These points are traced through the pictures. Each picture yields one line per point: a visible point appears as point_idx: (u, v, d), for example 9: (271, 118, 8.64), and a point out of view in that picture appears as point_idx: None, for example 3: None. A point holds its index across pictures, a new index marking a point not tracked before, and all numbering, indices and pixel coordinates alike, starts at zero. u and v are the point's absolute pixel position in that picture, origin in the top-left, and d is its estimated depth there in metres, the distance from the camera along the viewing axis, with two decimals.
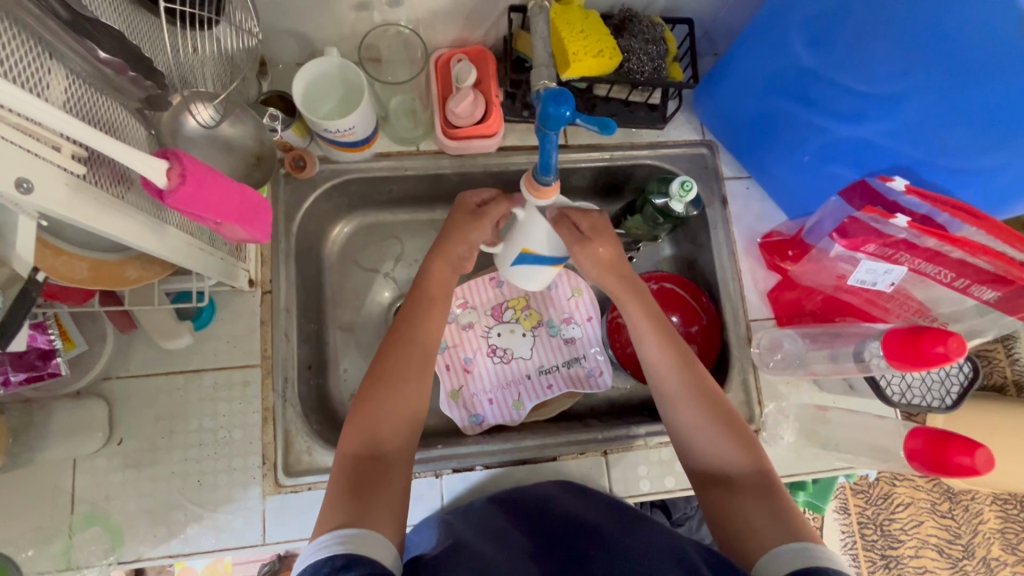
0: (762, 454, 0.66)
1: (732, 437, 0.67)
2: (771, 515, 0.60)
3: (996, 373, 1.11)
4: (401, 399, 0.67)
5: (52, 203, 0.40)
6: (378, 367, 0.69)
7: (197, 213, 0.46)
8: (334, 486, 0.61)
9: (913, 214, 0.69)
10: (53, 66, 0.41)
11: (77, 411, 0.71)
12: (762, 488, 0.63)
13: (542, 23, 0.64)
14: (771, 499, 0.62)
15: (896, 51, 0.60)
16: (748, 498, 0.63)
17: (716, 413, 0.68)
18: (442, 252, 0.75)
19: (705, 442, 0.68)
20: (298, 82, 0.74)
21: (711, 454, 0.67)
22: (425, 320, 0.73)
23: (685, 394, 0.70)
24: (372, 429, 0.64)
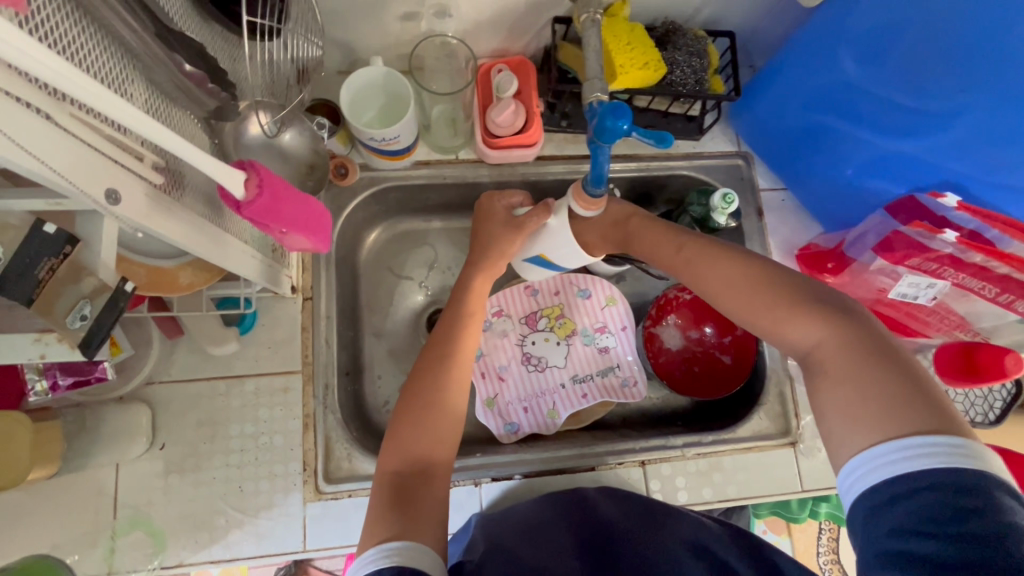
0: (851, 321, 0.55)
1: (806, 311, 0.58)
2: (865, 386, 0.50)
3: None
4: (444, 411, 0.67)
5: (136, 213, 0.40)
6: (422, 374, 0.69)
7: (268, 224, 0.47)
8: (376, 502, 0.61)
9: (962, 228, 0.69)
10: (134, 77, 0.41)
11: (121, 415, 0.71)
12: (856, 366, 0.52)
13: (595, 35, 0.65)
14: (864, 382, 0.50)
15: (950, 69, 0.60)
16: (839, 383, 0.52)
17: (788, 300, 0.59)
18: (476, 266, 0.77)
19: (783, 332, 0.59)
20: (346, 91, 0.75)
21: (794, 345, 0.59)
22: (460, 326, 0.73)
23: (743, 286, 0.62)
24: (417, 437, 0.65)
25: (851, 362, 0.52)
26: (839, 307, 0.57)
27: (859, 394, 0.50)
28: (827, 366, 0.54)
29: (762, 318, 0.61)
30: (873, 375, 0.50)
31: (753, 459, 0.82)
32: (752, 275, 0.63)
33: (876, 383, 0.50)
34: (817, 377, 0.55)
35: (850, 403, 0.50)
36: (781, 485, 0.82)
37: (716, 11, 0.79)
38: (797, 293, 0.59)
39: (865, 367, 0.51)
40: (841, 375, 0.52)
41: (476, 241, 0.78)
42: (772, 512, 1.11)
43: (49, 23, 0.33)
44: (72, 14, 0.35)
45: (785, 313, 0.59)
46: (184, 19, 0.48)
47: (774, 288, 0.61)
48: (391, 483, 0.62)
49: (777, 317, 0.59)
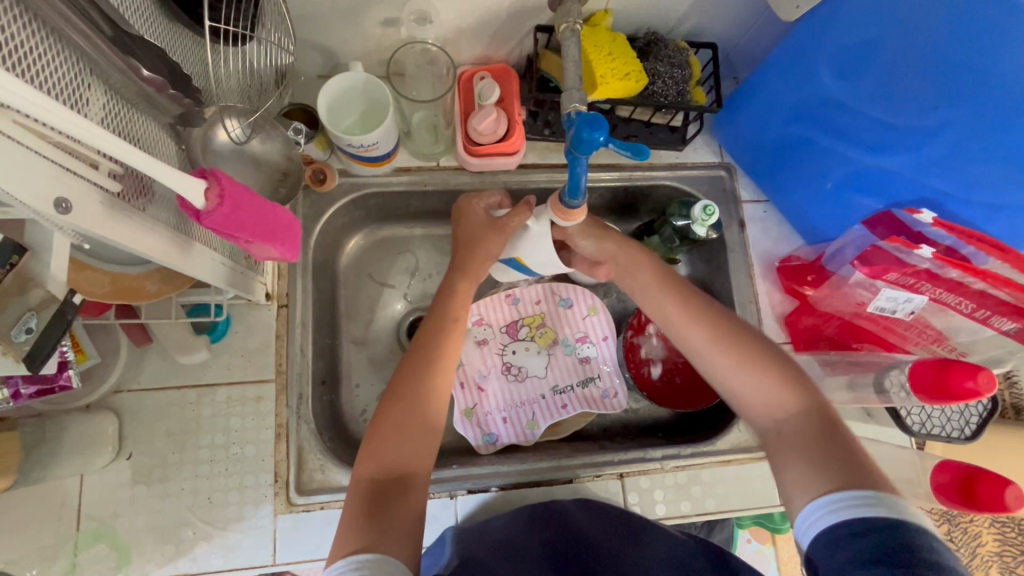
0: (813, 402, 0.61)
1: (778, 384, 0.62)
2: (827, 460, 0.55)
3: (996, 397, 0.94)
4: (421, 419, 0.66)
5: (90, 223, 0.38)
6: (393, 390, 0.67)
7: (230, 233, 0.46)
8: (351, 509, 0.59)
9: (938, 245, 0.69)
10: (91, 83, 0.40)
11: (86, 424, 0.69)
12: (821, 441, 0.56)
13: (573, 45, 0.65)
14: (829, 451, 0.55)
15: (927, 87, 0.60)
16: (804, 452, 0.56)
17: (765, 365, 0.63)
18: (462, 269, 0.75)
19: (757, 395, 0.62)
20: (324, 96, 0.74)
21: (765, 409, 0.62)
22: (440, 336, 0.71)
23: (727, 348, 0.65)
24: (386, 452, 0.63)
25: (818, 436, 0.57)
26: (808, 382, 0.62)
27: (823, 461, 0.54)
28: (796, 436, 0.58)
29: (738, 380, 0.64)
30: (836, 449, 0.55)
31: (732, 472, 0.81)
32: (734, 334, 0.66)
33: (836, 455, 0.55)
34: (783, 442, 0.59)
35: (813, 469, 0.54)
36: (760, 498, 0.81)
37: (698, 22, 0.79)
38: (773, 359, 0.64)
39: (828, 442, 0.56)
40: (808, 443, 0.57)
41: (459, 245, 0.77)
42: (754, 523, 1.10)
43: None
44: (22, 19, 0.34)
45: (762, 377, 0.62)
46: (148, 26, 0.47)
47: (753, 351, 0.64)
48: (368, 489, 0.61)
49: (753, 379, 0.63)
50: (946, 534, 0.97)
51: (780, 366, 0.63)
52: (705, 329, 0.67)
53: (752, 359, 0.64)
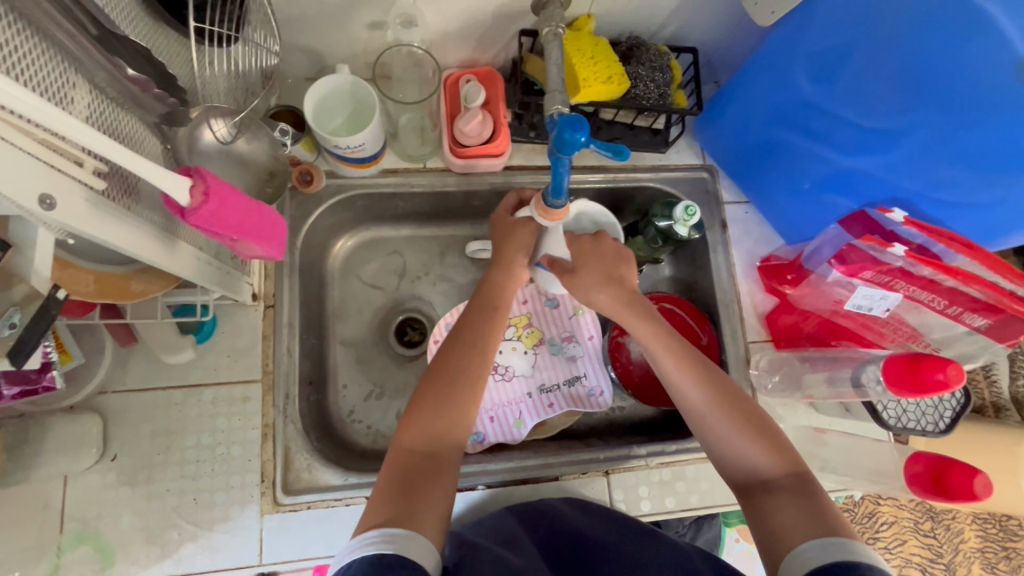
0: (789, 450, 0.64)
1: (758, 435, 0.65)
2: (814, 509, 0.58)
3: (973, 394, 0.97)
4: (464, 400, 0.65)
5: (73, 219, 0.39)
6: (456, 369, 0.67)
7: (214, 230, 0.46)
8: (386, 480, 0.60)
9: (910, 243, 0.71)
10: (76, 81, 0.41)
11: (70, 425, 0.69)
12: (807, 498, 0.59)
13: (556, 49, 0.66)
14: (815, 510, 0.58)
15: (897, 91, 0.62)
16: (792, 509, 0.58)
17: (754, 425, 0.65)
18: (504, 265, 0.75)
19: (745, 452, 0.64)
20: (311, 98, 0.74)
21: (751, 468, 0.64)
22: (485, 324, 0.71)
23: (721, 409, 0.66)
24: (434, 432, 0.63)
25: (803, 495, 0.60)
26: (789, 444, 0.65)
27: (812, 517, 0.57)
28: (783, 492, 0.60)
29: (728, 437, 0.65)
30: (821, 507, 0.58)
31: (715, 468, 0.83)
32: (726, 391, 0.67)
33: (821, 512, 0.57)
34: (770, 499, 0.60)
35: (802, 526, 0.56)
36: None
37: (679, 27, 0.81)
38: (760, 419, 0.66)
39: (811, 496, 0.59)
40: (795, 500, 0.59)
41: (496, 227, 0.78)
42: (741, 521, 1.11)
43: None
44: (9, 19, 0.34)
45: (752, 438, 0.64)
46: (135, 28, 0.48)
47: (743, 411, 0.66)
48: (405, 463, 0.61)
49: (744, 439, 0.65)
50: (929, 531, 1.00)
51: (757, 416, 0.66)
52: (702, 386, 0.68)
53: (741, 417, 0.66)
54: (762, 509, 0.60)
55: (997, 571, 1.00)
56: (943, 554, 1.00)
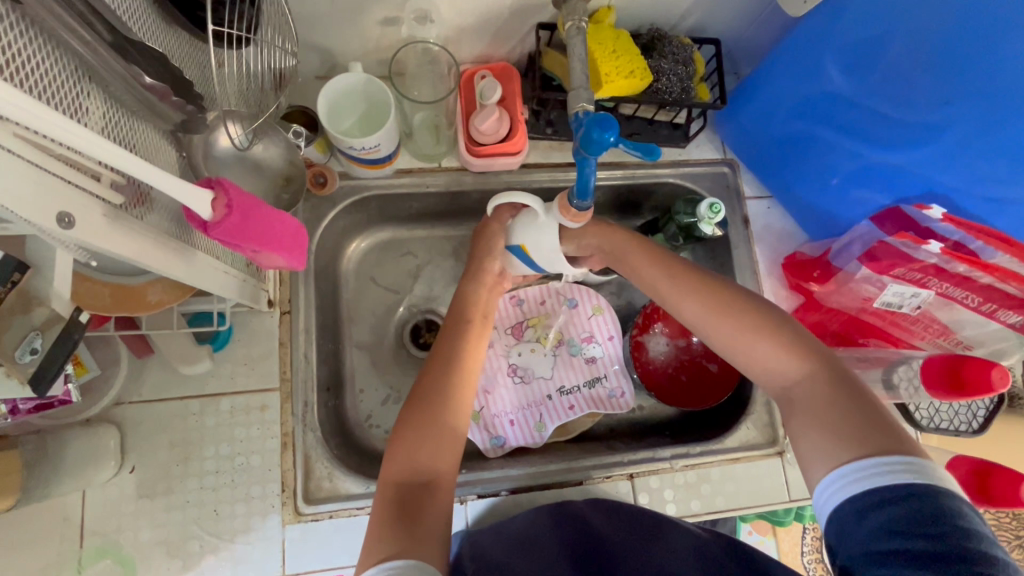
0: (818, 357, 0.60)
1: (779, 346, 0.61)
2: (839, 415, 0.54)
3: None
4: (445, 417, 0.66)
5: (92, 236, 0.37)
6: (419, 388, 0.68)
7: (239, 244, 0.44)
8: (382, 511, 0.59)
9: (946, 240, 0.69)
10: (91, 89, 0.39)
11: (87, 439, 0.68)
12: (833, 398, 0.56)
13: (579, 44, 0.63)
14: (846, 410, 0.54)
15: (938, 82, 0.60)
16: (818, 412, 0.56)
17: (767, 330, 0.63)
18: (474, 275, 0.77)
19: (759, 360, 0.63)
20: (324, 98, 0.72)
21: (770, 376, 0.62)
22: (461, 337, 0.72)
23: (736, 319, 0.64)
24: (414, 455, 0.62)
25: (827, 393, 0.57)
26: (815, 344, 0.62)
27: (841, 418, 0.54)
28: (805, 397, 0.58)
29: (742, 348, 0.64)
30: (850, 405, 0.55)
31: (740, 470, 0.81)
32: (728, 302, 0.66)
33: (852, 415, 0.53)
34: (795, 405, 0.58)
35: (828, 433, 0.53)
36: (770, 496, 0.81)
37: (702, 17, 0.78)
38: (774, 321, 0.63)
39: (841, 403, 0.55)
40: (819, 404, 0.56)
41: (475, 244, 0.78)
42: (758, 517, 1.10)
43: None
44: (21, 28, 0.32)
45: (766, 342, 0.62)
46: (146, 29, 0.45)
47: (751, 316, 0.64)
48: (397, 491, 0.60)
49: (759, 345, 0.63)
50: None
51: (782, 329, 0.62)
52: (702, 301, 0.67)
53: (753, 324, 0.63)
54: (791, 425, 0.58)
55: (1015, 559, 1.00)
56: None
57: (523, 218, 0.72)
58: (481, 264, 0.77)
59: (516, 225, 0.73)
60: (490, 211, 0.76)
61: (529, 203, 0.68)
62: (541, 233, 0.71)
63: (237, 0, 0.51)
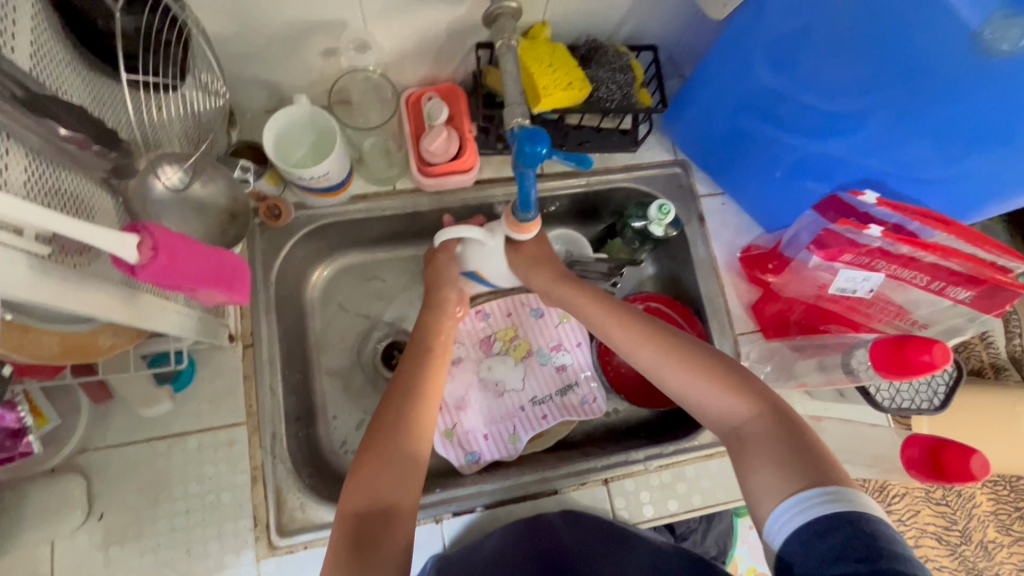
0: (761, 397, 0.61)
1: (725, 386, 0.62)
2: (786, 453, 0.54)
3: (974, 357, 0.96)
4: (411, 442, 0.66)
5: (15, 290, 0.38)
6: (382, 418, 0.68)
7: (170, 283, 0.45)
8: (335, 548, 0.58)
9: (886, 223, 0.71)
10: (12, 146, 0.39)
11: (52, 489, 0.67)
12: (781, 435, 0.57)
13: (510, 61, 0.65)
14: (795, 459, 0.54)
15: (854, 74, 0.62)
16: (769, 455, 0.55)
17: (718, 374, 0.63)
18: (436, 304, 0.78)
19: (714, 405, 0.63)
20: (270, 132, 0.73)
21: (723, 418, 0.62)
22: (424, 361, 0.73)
23: (676, 360, 0.66)
24: (376, 484, 0.62)
25: (778, 432, 0.57)
26: (761, 386, 0.62)
27: (790, 459, 0.54)
28: (755, 435, 0.58)
29: (692, 385, 0.65)
30: (796, 441, 0.55)
31: (715, 466, 0.82)
32: (678, 344, 0.67)
33: (801, 462, 0.53)
34: (745, 446, 0.58)
35: (779, 477, 0.53)
36: None
37: (636, 26, 0.81)
38: (725, 364, 0.64)
39: (794, 437, 0.56)
40: (770, 441, 0.57)
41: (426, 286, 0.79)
42: (751, 509, 1.09)
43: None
44: None
45: (717, 385, 0.63)
46: (65, 81, 0.47)
47: (705, 362, 0.65)
48: (354, 522, 0.60)
49: (708, 388, 0.63)
50: (941, 499, 0.97)
51: (729, 373, 0.63)
52: (662, 348, 0.68)
53: (707, 366, 0.64)
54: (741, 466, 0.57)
55: (1013, 531, 0.99)
56: (958, 520, 0.98)
57: (470, 245, 0.78)
58: (441, 293, 0.77)
59: (465, 251, 0.80)
60: (438, 244, 0.80)
61: (470, 234, 0.74)
62: (489, 255, 0.78)
63: (163, 47, 0.52)
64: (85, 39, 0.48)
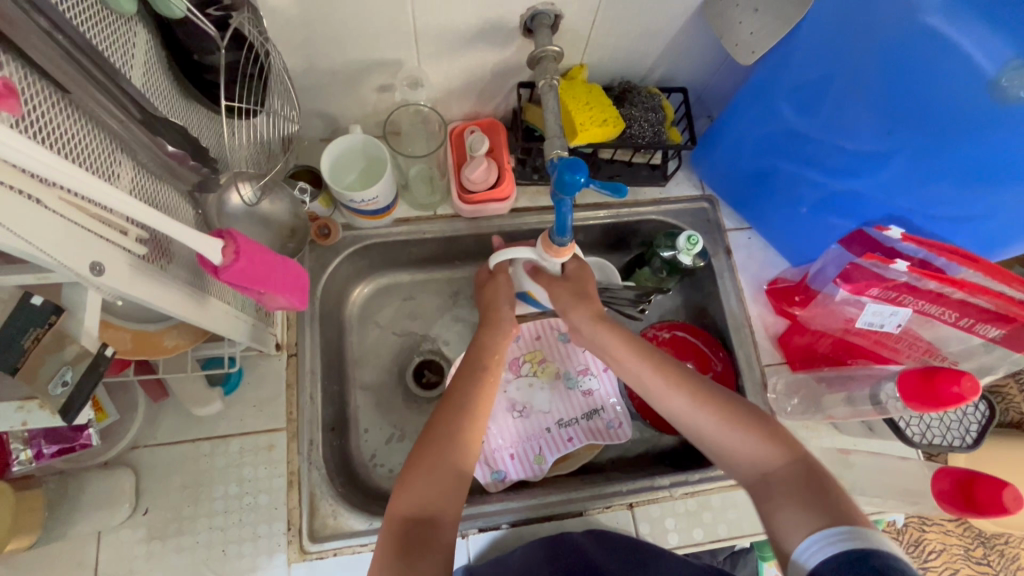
0: (786, 443, 0.62)
1: (750, 432, 0.63)
2: (805, 507, 0.56)
3: (1013, 409, 0.88)
4: (458, 452, 0.68)
5: (120, 284, 0.43)
6: (431, 429, 0.70)
7: (245, 286, 0.50)
8: (384, 547, 0.61)
9: (912, 258, 0.72)
10: (124, 160, 0.46)
11: (105, 481, 0.72)
12: (806, 487, 0.58)
13: (551, 99, 0.71)
14: (816, 509, 0.55)
15: (876, 118, 0.65)
16: (795, 502, 0.57)
17: (740, 422, 0.64)
18: (490, 324, 0.79)
19: (737, 449, 0.64)
20: (327, 158, 0.80)
21: (746, 464, 0.63)
22: (480, 380, 0.74)
23: (699, 402, 0.66)
24: (420, 491, 0.65)
25: (806, 486, 0.58)
26: (784, 433, 0.63)
27: (818, 511, 0.55)
28: (780, 485, 0.59)
29: (706, 427, 0.66)
30: (823, 496, 0.56)
31: (742, 496, 0.81)
32: (697, 382, 0.68)
33: (828, 508, 0.55)
34: (772, 497, 0.59)
35: (807, 521, 0.54)
36: None
37: (668, 69, 0.86)
38: (755, 415, 0.65)
39: (817, 486, 0.57)
40: (791, 490, 0.58)
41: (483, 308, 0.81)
42: None
43: (28, 108, 0.36)
44: (75, 118, 0.40)
45: (751, 435, 0.63)
46: (168, 103, 0.53)
47: (727, 406, 0.65)
48: (399, 528, 0.62)
49: (740, 440, 0.63)
50: (982, 557, 0.93)
51: (747, 416, 0.64)
52: (690, 394, 0.67)
53: (729, 413, 0.65)
54: (766, 509, 0.59)
55: None
56: None
57: (525, 266, 0.80)
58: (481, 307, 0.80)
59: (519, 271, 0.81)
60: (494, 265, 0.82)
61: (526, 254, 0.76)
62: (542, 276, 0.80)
63: (248, 79, 0.58)
64: (183, 68, 0.55)
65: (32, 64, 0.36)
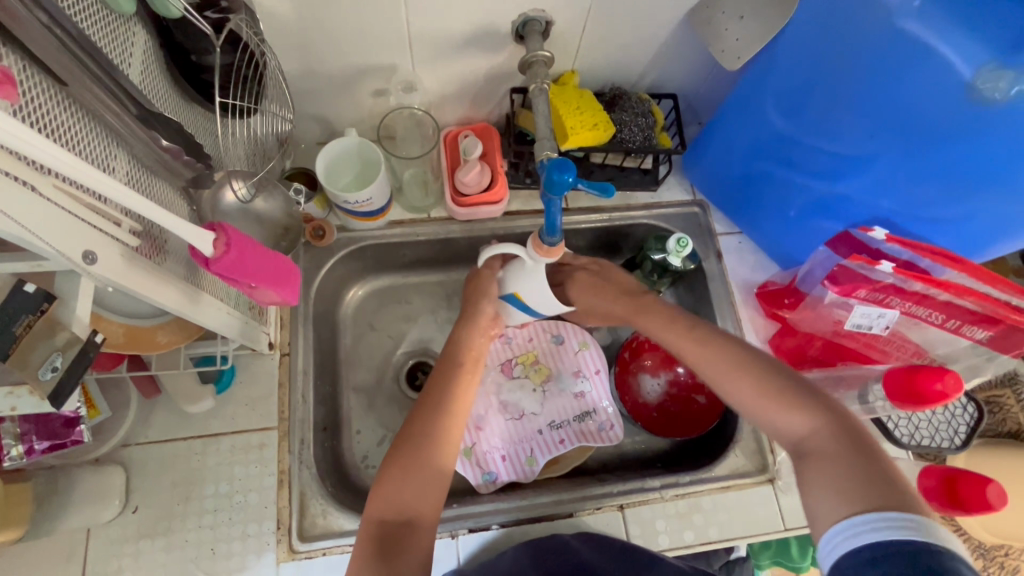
0: (827, 414, 0.62)
1: (790, 400, 0.63)
2: (843, 474, 0.55)
3: (1010, 419, 0.85)
4: (435, 453, 0.68)
5: (113, 273, 0.44)
6: (406, 431, 0.70)
7: (235, 278, 0.51)
8: (359, 552, 0.61)
9: (897, 259, 0.73)
10: (119, 153, 0.47)
11: (96, 477, 0.72)
12: (847, 453, 0.57)
13: (542, 102, 0.72)
14: (849, 486, 0.54)
15: (859, 121, 0.66)
16: (831, 473, 0.56)
17: (782, 389, 0.64)
18: (481, 324, 0.80)
19: (779, 415, 0.64)
20: (321, 160, 0.81)
21: (785, 432, 0.63)
22: (451, 384, 0.75)
23: (738, 367, 0.67)
24: (397, 495, 0.65)
25: (847, 453, 0.57)
26: (829, 402, 0.63)
27: (855, 483, 0.54)
28: (818, 452, 0.59)
29: (745, 392, 0.66)
30: (863, 464, 0.55)
31: (732, 498, 0.81)
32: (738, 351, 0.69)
33: (868, 478, 0.53)
34: (807, 461, 0.59)
35: (838, 494, 0.53)
36: (763, 524, 0.81)
37: (658, 76, 0.88)
38: (796, 382, 0.65)
39: (862, 453, 0.57)
40: (829, 457, 0.57)
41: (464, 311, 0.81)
42: None
43: (27, 98, 0.37)
44: (73, 112, 0.42)
45: (785, 404, 0.63)
46: (165, 101, 0.55)
47: (768, 373, 0.66)
48: (377, 530, 0.63)
49: (779, 408, 0.64)
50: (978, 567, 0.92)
51: (787, 384, 0.65)
52: (729, 359, 0.68)
53: (770, 379, 0.65)
54: (801, 479, 0.59)
55: None
56: None
57: (513, 266, 0.76)
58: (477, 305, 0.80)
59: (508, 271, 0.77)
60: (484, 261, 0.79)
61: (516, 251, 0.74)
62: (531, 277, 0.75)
63: (243, 80, 0.60)
64: (181, 68, 0.57)
65: (33, 58, 0.38)
